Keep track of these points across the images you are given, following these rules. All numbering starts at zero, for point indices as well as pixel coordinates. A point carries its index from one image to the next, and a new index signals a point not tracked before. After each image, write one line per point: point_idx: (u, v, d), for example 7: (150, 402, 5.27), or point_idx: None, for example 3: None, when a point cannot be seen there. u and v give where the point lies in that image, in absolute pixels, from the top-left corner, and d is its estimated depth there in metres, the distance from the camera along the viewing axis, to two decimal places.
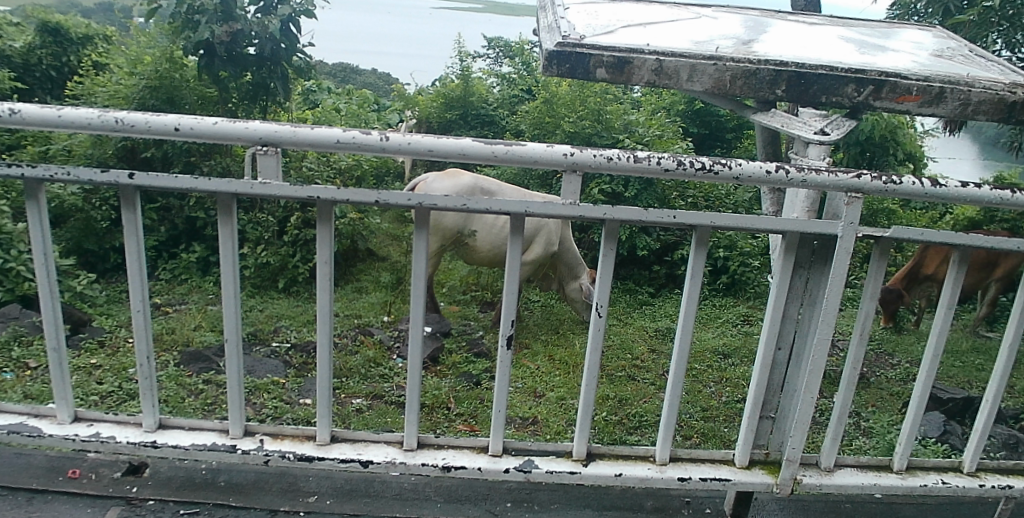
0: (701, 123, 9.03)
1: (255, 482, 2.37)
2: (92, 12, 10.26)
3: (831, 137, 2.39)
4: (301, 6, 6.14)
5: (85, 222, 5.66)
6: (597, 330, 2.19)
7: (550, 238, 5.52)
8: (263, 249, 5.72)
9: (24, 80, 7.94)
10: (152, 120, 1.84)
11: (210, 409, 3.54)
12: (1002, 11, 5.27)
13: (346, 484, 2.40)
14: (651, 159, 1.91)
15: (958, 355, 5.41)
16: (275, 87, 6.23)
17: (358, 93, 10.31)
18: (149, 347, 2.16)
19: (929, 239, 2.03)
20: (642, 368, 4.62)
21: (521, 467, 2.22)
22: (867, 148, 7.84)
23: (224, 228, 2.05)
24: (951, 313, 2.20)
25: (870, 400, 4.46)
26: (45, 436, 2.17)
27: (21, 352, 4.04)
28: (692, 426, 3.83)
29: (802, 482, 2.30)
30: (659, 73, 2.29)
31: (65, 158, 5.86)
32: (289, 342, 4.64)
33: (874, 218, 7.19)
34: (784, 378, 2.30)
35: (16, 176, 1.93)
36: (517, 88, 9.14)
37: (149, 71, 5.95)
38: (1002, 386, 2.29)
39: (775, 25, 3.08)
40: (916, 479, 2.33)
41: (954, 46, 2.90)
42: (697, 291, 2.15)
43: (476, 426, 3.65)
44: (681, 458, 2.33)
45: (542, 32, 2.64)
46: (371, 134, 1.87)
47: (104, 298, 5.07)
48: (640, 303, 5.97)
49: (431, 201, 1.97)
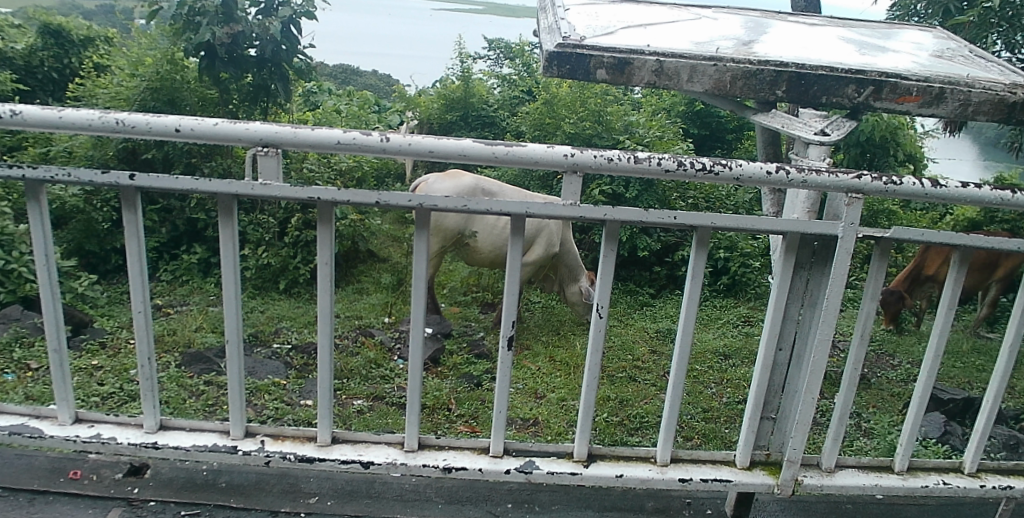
0: (701, 124, 9.04)
1: (256, 483, 2.37)
2: (94, 15, 10.28)
3: (831, 138, 2.39)
4: (301, 8, 6.15)
5: (86, 224, 5.66)
6: (598, 331, 2.19)
7: (550, 239, 5.52)
8: (264, 251, 5.72)
9: (26, 81, 7.95)
10: (152, 122, 1.85)
11: (211, 410, 3.54)
12: (1002, 11, 5.28)
13: (347, 486, 2.40)
14: (651, 160, 1.91)
15: (959, 356, 5.41)
16: (275, 88, 6.24)
17: (358, 95, 10.32)
18: (150, 348, 2.16)
19: (930, 240, 2.03)
20: (643, 368, 4.63)
21: (522, 468, 2.22)
22: (868, 149, 7.84)
23: (225, 229, 2.05)
24: (952, 313, 2.20)
25: (871, 401, 4.45)
26: (46, 437, 2.18)
27: (22, 354, 4.05)
28: (693, 427, 3.83)
29: (803, 483, 2.30)
30: (659, 73, 2.29)
31: (66, 160, 5.87)
32: (290, 343, 4.65)
33: (874, 219, 7.20)
34: (785, 379, 2.30)
35: (17, 177, 1.93)
36: (517, 90, 9.14)
37: (150, 73, 5.95)
38: (1003, 386, 2.29)
39: (774, 26, 3.08)
40: (916, 480, 2.33)
41: (953, 47, 2.90)
42: (697, 292, 2.15)
43: (477, 427, 3.65)
44: (682, 459, 2.33)
45: (542, 33, 2.65)
46: (371, 135, 1.87)
47: (105, 300, 5.08)
48: (640, 304, 5.97)
49: (432, 202, 1.97)
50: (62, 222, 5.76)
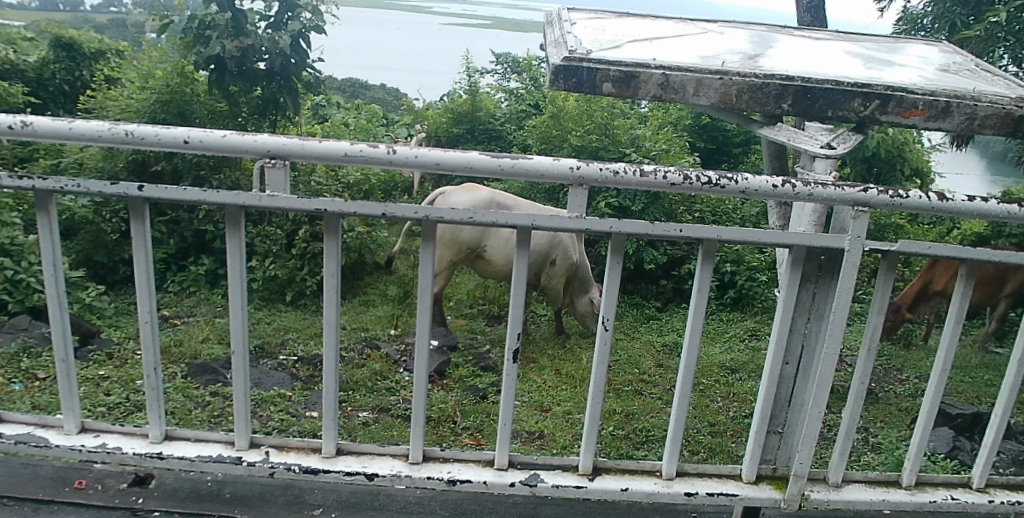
0: (707, 138, 9.11)
1: (260, 495, 2.35)
2: (106, 27, 10.36)
3: (838, 152, 2.35)
4: (311, 22, 6.21)
5: (96, 234, 5.71)
6: (604, 345, 2.17)
7: (566, 253, 5.58)
8: (272, 263, 5.75)
9: (37, 94, 8.05)
10: (162, 132, 1.85)
11: (217, 421, 3.57)
12: (1009, 25, 5.33)
13: (351, 498, 2.38)
14: (658, 174, 1.91)
15: (967, 370, 5.39)
16: (284, 102, 6.28)
17: (367, 108, 10.42)
18: (156, 359, 2.15)
19: (937, 253, 2.01)
20: (650, 382, 4.62)
21: (527, 481, 2.21)
22: (873, 164, 7.91)
23: (232, 241, 2.04)
24: (961, 327, 2.17)
25: (879, 415, 4.44)
26: (51, 446, 2.18)
27: (29, 363, 4.06)
28: (699, 441, 3.83)
29: (809, 497, 2.28)
30: (665, 87, 2.29)
31: (76, 171, 5.96)
32: (296, 354, 4.65)
33: (881, 232, 7.21)
34: (792, 393, 2.28)
35: (26, 187, 1.93)
36: (525, 103, 9.19)
37: (160, 86, 5.92)
38: (1012, 402, 2.26)
39: (780, 40, 3.08)
40: (925, 496, 2.31)
41: (959, 61, 2.90)
42: (704, 305, 2.12)
43: (483, 440, 3.66)
44: (688, 473, 2.32)
45: (549, 47, 2.66)
46: (378, 147, 1.87)
47: (113, 310, 5.10)
48: (647, 317, 5.97)
49: (438, 214, 1.96)
50: (70, 233, 5.81)
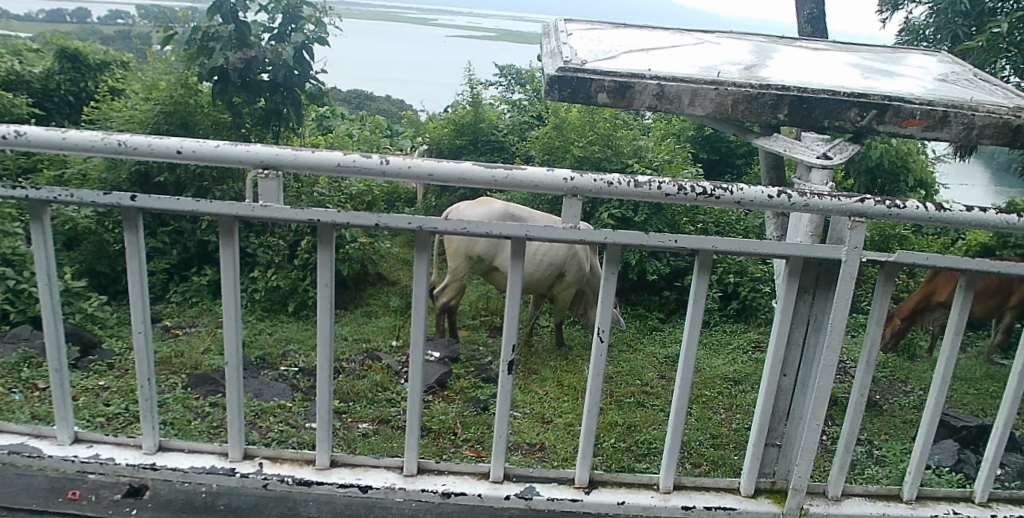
0: (711, 149, 9.11)
1: (255, 506, 2.15)
2: (113, 38, 10.43)
3: (834, 162, 2.31)
4: (314, 33, 6.22)
5: (98, 245, 5.76)
6: (599, 357, 2.15)
7: (580, 266, 5.59)
8: (274, 273, 5.77)
9: (43, 105, 8.10)
10: (155, 143, 1.86)
11: (216, 432, 3.57)
12: (1011, 36, 5.38)
13: (347, 510, 2.17)
14: (652, 184, 1.90)
15: (972, 382, 5.36)
16: (287, 113, 6.25)
17: (370, 120, 10.51)
18: (149, 369, 2.14)
19: (938, 263, 1.99)
20: (652, 394, 4.59)
21: (522, 494, 2.19)
22: (877, 175, 7.89)
23: (227, 251, 2.03)
24: (960, 339, 2.14)
25: (883, 428, 4.41)
26: (45, 457, 2.17)
27: (30, 373, 4.09)
28: (701, 454, 3.82)
29: (808, 510, 2.25)
30: (660, 97, 2.27)
31: (80, 182, 6.05)
32: (297, 366, 4.66)
33: (884, 244, 7.21)
34: (790, 406, 2.27)
35: (20, 196, 1.92)
36: (528, 115, 9.23)
37: (164, 97, 6.11)
38: (1014, 414, 2.22)
39: (779, 51, 3.08)
40: (926, 509, 2.28)
41: (959, 71, 2.88)
42: (699, 317, 2.10)
43: (483, 453, 3.65)
44: (686, 486, 2.29)
45: (545, 58, 2.65)
46: (371, 157, 1.87)
47: (115, 320, 5.11)
48: (649, 329, 5.95)
49: (432, 224, 1.94)
50: (74, 244, 5.85)
